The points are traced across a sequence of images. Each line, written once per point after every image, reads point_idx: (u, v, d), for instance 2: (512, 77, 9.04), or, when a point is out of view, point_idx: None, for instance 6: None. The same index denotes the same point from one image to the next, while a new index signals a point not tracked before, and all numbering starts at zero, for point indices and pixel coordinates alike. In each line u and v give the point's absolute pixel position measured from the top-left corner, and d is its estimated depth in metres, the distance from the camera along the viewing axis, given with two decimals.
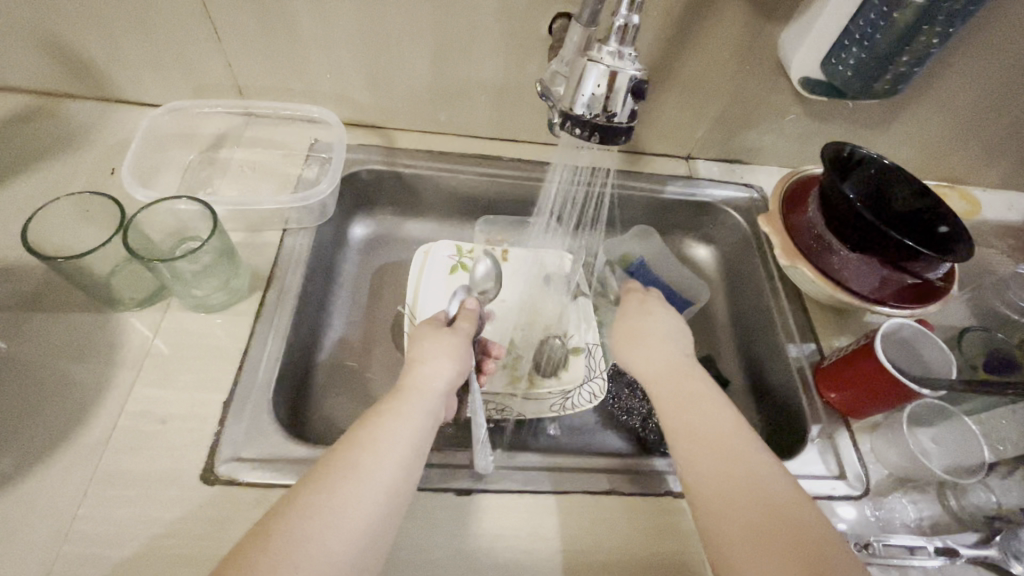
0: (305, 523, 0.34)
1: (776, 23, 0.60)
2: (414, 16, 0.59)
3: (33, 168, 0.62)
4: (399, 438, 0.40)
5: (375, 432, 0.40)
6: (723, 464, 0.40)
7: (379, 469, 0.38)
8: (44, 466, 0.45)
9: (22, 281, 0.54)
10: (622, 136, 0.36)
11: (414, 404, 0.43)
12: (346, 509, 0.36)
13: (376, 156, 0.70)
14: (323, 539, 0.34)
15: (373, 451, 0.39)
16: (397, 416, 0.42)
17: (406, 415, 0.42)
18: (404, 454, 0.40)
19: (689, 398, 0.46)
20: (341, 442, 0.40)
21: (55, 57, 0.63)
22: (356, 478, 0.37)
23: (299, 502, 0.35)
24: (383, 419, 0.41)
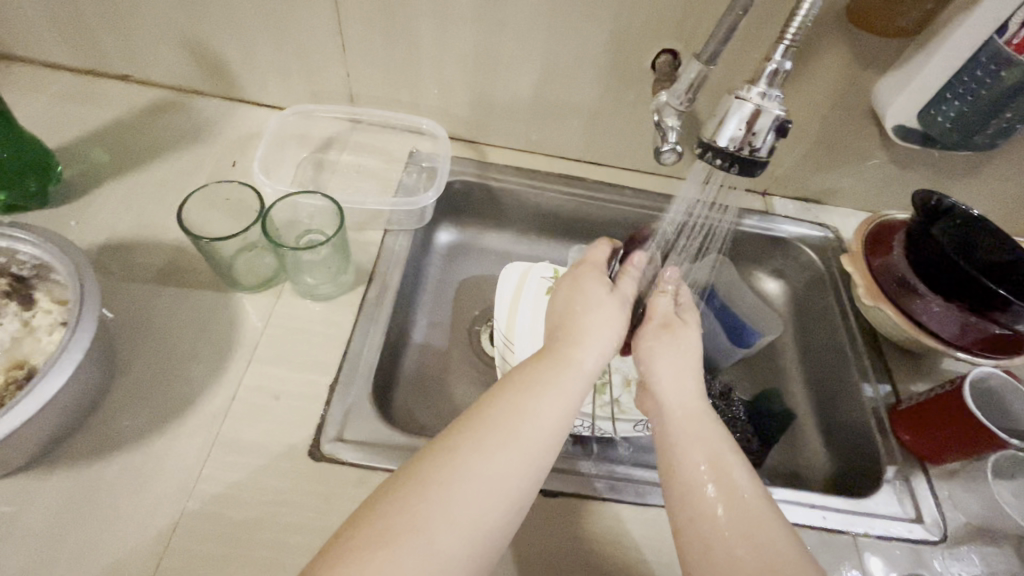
0: (456, 481, 0.38)
1: (874, 72, 0.62)
2: (526, 42, 0.64)
3: (167, 155, 0.68)
4: (552, 411, 0.43)
5: (530, 404, 0.43)
6: (734, 515, 0.41)
7: (526, 445, 0.41)
8: (173, 425, 0.49)
9: (156, 256, 0.59)
10: (758, 168, 0.38)
11: (569, 370, 0.46)
12: (490, 479, 0.39)
13: (470, 169, 0.74)
14: (469, 499, 0.38)
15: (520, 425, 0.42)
16: (551, 381, 0.45)
17: (559, 380, 0.45)
18: (548, 428, 0.42)
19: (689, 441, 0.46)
20: (500, 398, 0.43)
21: (197, 57, 0.70)
22: (506, 442, 0.40)
23: (456, 458, 0.39)
24: (529, 394, 0.44)
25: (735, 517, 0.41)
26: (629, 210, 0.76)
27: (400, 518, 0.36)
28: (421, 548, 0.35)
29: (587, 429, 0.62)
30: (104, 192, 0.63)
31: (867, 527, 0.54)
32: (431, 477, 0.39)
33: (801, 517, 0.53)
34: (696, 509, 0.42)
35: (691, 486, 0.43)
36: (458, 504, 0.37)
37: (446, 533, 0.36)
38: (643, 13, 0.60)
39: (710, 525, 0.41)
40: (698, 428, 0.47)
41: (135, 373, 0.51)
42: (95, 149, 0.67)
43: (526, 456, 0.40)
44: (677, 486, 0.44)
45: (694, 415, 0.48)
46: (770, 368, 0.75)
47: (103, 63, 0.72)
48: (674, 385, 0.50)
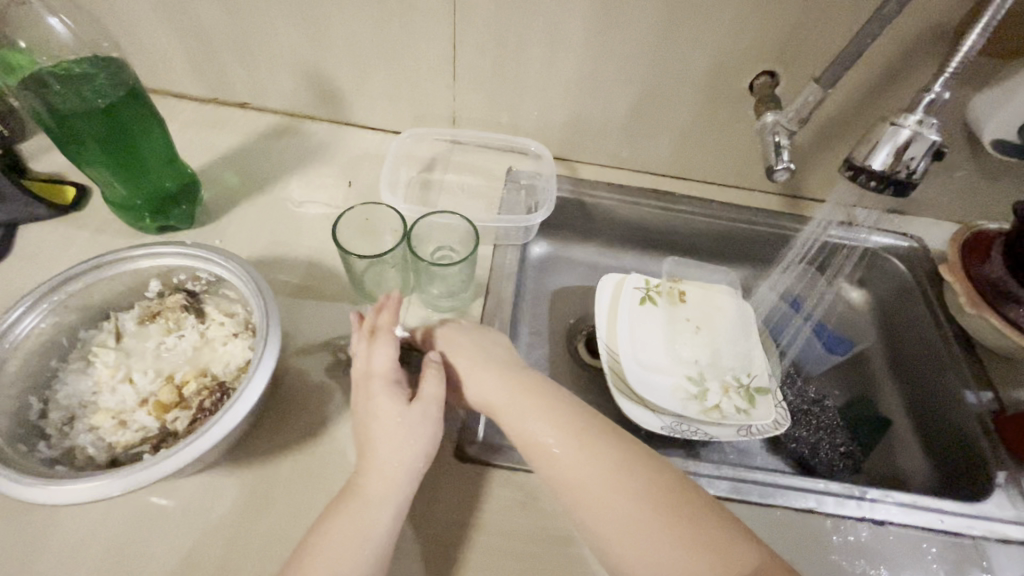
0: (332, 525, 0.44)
1: (971, 88, 0.64)
2: (630, 65, 0.68)
3: (289, 177, 0.73)
4: (380, 523, 0.44)
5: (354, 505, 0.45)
6: (607, 464, 0.47)
7: (370, 490, 0.45)
8: (331, 428, 0.53)
9: (293, 271, 0.64)
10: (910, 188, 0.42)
11: (374, 493, 0.45)
12: (346, 524, 0.44)
13: (564, 185, 0.78)
14: (349, 537, 0.43)
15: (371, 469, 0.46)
16: (379, 492, 0.45)
17: (370, 498, 0.45)
18: (359, 548, 0.43)
19: (536, 409, 0.50)
20: (335, 509, 0.45)
21: (316, 85, 0.75)
22: (319, 547, 0.43)
23: (315, 544, 0.43)
24: (372, 495, 0.45)
25: (618, 467, 0.47)
26: (717, 224, 0.79)
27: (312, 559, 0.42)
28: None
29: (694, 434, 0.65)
30: (239, 213, 0.68)
31: (984, 530, 0.55)
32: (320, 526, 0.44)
33: (920, 519, 0.55)
34: (614, 533, 0.45)
35: (541, 448, 0.49)
36: (352, 546, 0.43)
37: None
38: (746, 37, 0.63)
39: (597, 476, 0.47)
40: (524, 398, 0.51)
41: (292, 380, 0.56)
42: (226, 172, 0.72)
43: (359, 496, 0.45)
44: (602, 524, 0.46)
45: (507, 394, 0.51)
46: (859, 375, 0.76)
47: (226, 93, 0.78)
48: (492, 390, 0.52)
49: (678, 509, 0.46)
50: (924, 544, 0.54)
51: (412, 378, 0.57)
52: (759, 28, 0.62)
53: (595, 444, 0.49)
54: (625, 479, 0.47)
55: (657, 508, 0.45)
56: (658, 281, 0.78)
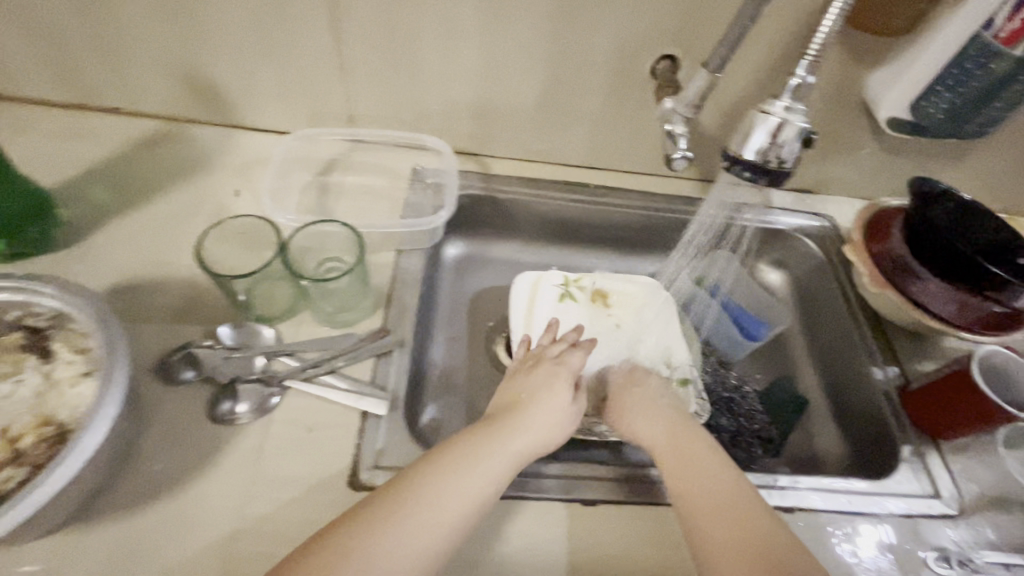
0: (402, 518, 0.42)
1: (867, 66, 0.63)
2: (529, 53, 0.64)
3: (167, 188, 0.66)
4: (454, 502, 0.44)
5: (437, 482, 0.44)
6: (717, 470, 0.51)
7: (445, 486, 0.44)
8: (209, 467, 0.48)
9: (169, 295, 0.58)
10: (784, 177, 0.38)
11: (473, 475, 0.46)
12: (414, 521, 0.42)
13: (475, 182, 0.74)
14: (399, 538, 0.41)
15: (462, 472, 0.46)
16: (459, 476, 0.45)
17: (454, 477, 0.45)
18: (434, 522, 0.42)
19: (676, 440, 0.54)
20: (402, 481, 0.44)
21: (192, 86, 0.68)
22: (387, 516, 0.41)
23: (371, 517, 0.41)
24: (455, 476, 0.45)
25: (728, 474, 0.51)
26: (632, 213, 0.77)
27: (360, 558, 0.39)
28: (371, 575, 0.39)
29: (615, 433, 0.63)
30: (108, 233, 0.61)
31: (890, 506, 0.56)
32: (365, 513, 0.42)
33: (827, 503, 0.55)
34: (693, 517, 0.48)
35: (663, 460, 0.53)
36: (423, 526, 0.42)
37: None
38: (643, 20, 0.60)
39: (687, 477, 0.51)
40: (668, 430, 0.56)
41: (163, 418, 0.50)
42: (93, 187, 0.65)
43: (442, 491, 0.44)
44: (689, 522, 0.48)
45: (660, 418, 0.57)
46: (779, 357, 0.77)
47: (92, 97, 0.70)
48: (649, 430, 0.56)
49: (737, 512, 0.47)
50: (833, 527, 0.54)
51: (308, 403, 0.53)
52: (656, 10, 0.59)
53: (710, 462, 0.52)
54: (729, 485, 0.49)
55: (715, 502, 0.48)
56: (578, 276, 0.76)
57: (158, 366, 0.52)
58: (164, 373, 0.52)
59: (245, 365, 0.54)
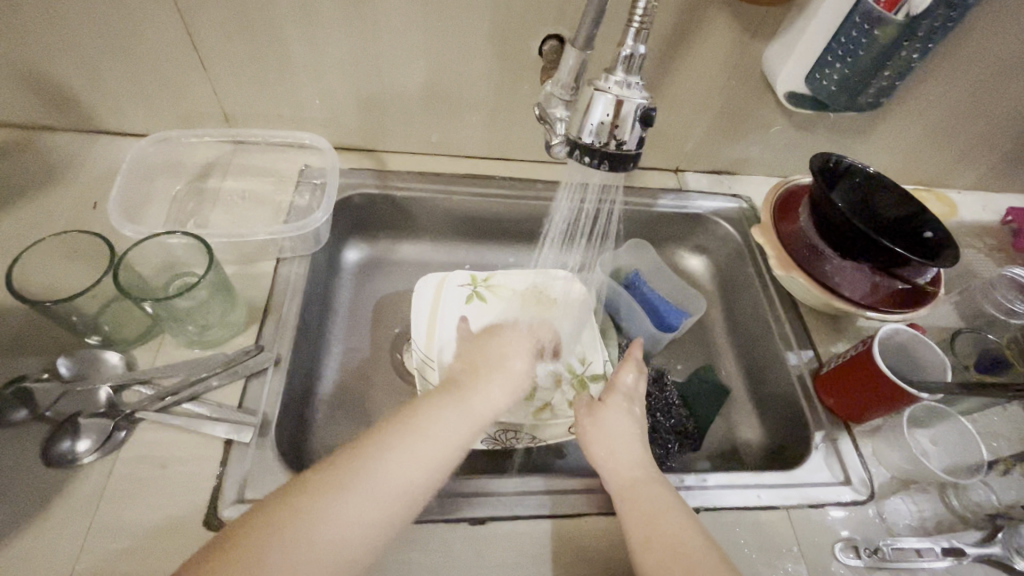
0: (381, 458, 0.42)
1: (761, 40, 0.61)
2: (405, 39, 0.59)
3: (13, 204, 0.60)
4: (391, 489, 0.41)
5: (359, 475, 0.41)
6: (676, 504, 0.46)
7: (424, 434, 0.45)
8: (38, 520, 0.43)
9: (5, 325, 0.52)
10: (631, 161, 0.36)
11: (399, 456, 0.43)
12: (407, 460, 0.43)
13: (369, 179, 0.70)
14: (313, 540, 0.37)
15: (439, 418, 0.46)
16: (393, 463, 0.42)
17: (382, 471, 0.41)
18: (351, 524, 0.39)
19: (643, 468, 0.49)
20: (325, 471, 0.41)
21: (35, 89, 0.61)
22: (306, 515, 0.38)
23: (273, 517, 0.37)
24: (391, 470, 0.42)
25: (686, 511, 0.45)
26: (540, 204, 0.73)
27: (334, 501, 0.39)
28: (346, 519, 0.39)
29: (521, 440, 0.59)
30: None
31: (799, 498, 0.54)
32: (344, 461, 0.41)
33: (733, 500, 0.53)
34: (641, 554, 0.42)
35: (626, 480, 0.48)
36: (334, 533, 0.38)
37: None
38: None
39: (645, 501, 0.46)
40: (635, 450, 0.50)
41: None
42: None
43: (422, 436, 0.44)
44: (635, 538, 0.44)
45: (630, 438, 0.52)
46: (701, 346, 0.74)
47: None
48: (619, 444, 0.51)
49: (682, 557, 0.41)
50: (740, 526, 0.51)
51: (166, 435, 0.48)
52: None
53: (665, 493, 0.47)
54: (685, 527, 0.44)
55: (663, 539, 0.43)
56: (487, 274, 0.71)
57: None
58: None
59: (90, 396, 0.48)
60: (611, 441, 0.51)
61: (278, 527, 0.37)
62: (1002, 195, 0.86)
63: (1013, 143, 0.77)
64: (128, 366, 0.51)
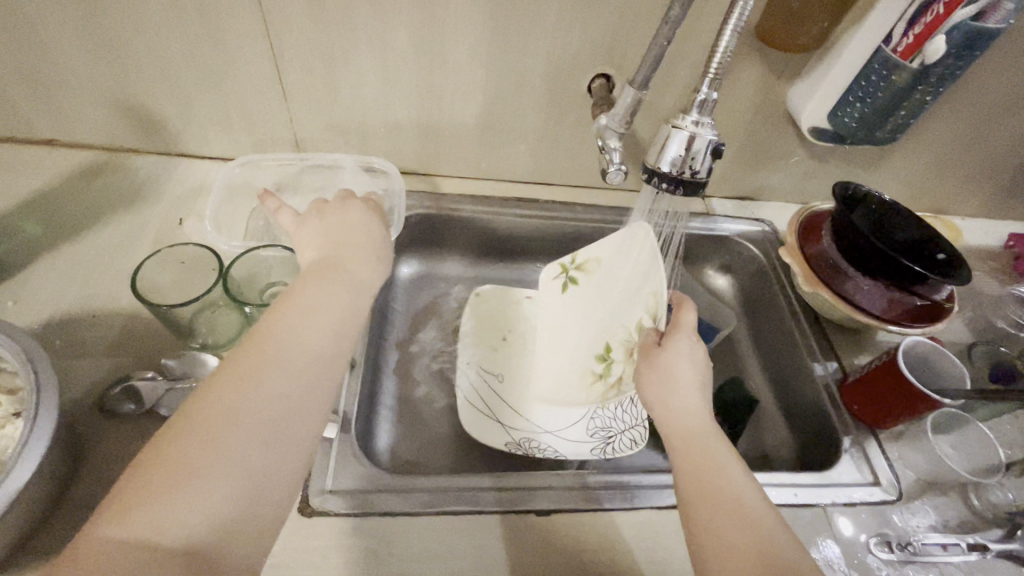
0: (271, 365, 0.38)
1: (786, 80, 0.68)
2: (466, 75, 0.66)
3: (107, 220, 0.65)
4: (285, 394, 0.37)
5: (256, 381, 0.37)
6: (724, 457, 0.46)
7: (297, 338, 0.40)
8: None
9: (108, 328, 0.56)
10: (701, 187, 0.43)
11: (279, 350, 0.39)
12: (296, 350, 0.39)
13: (424, 201, 0.75)
14: (224, 456, 0.34)
15: (291, 345, 0.39)
16: (281, 354, 0.38)
17: (272, 374, 0.37)
18: (266, 426, 0.36)
19: (689, 413, 0.49)
20: (213, 383, 0.37)
21: (129, 115, 0.67)
22: (217, 432, 0.34)
23: (185, 439, 0.33)
24: (278, 361, 0.38)
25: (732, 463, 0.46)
26: (581, 225, 0.79)
27: (193, 466, 0.33)
28: (218, 468, 0.33)
29: (543, 450, 0.62)
30: (44, 268, 0.60)
31: (834, 496, 0.58)
32: (209, 400, 0.35)
33: (773, 497, 0.57)
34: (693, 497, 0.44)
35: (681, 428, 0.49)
36: (252, 443, 0.35)
37: (195, 508, 0.32)
38: (574, 41, 0.63)
39: (696, 449, 0.47)
40: (686, 398, 0.50)
41: (101, 456, 0.48)
42: (26, 222, 0.63)
43: (299, 341, 0.40)
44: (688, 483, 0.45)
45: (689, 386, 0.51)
46: (729, 359, 0.79)
47: (23, 129, 0.68)
48: (674, 397, 0.51)
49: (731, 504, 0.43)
50: (782, 521, 0.56)
51: None
52: (586, 31, 0.62)
53: (712, 442, 0.47)
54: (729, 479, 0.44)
55: (710, 489, 0.44)
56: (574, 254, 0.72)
57: (97, 403, 0.51)
58: (104, 409, 0.50)
59: (188, 395, 0.52)
60: (663, 394, 0.51)
61: (166, 474, 0.32)
62: (1004, 222, 0.92)
63: (1011, 175, 0.84)
64: (223, 368, 0.55)
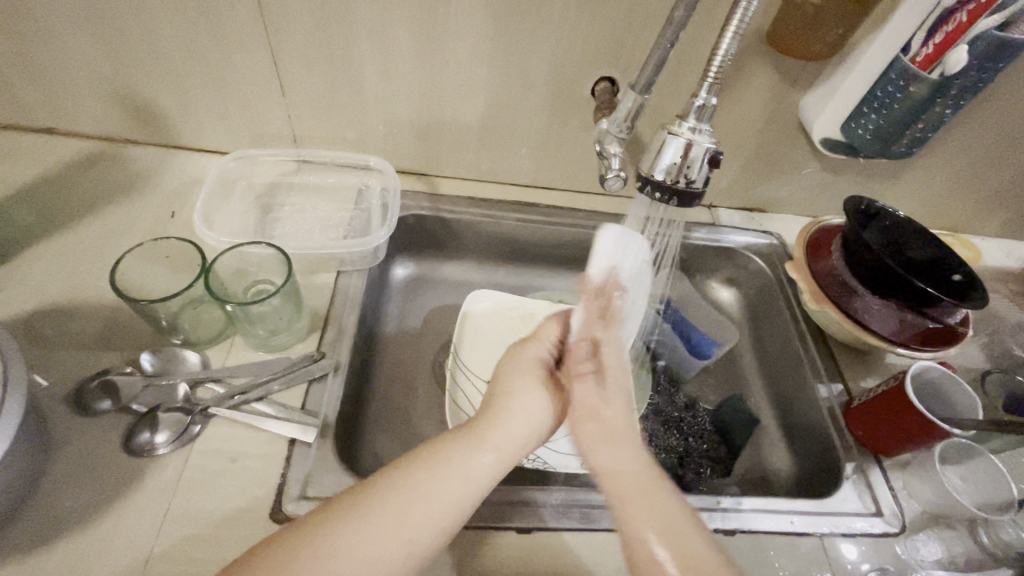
0: (429, 478, 0.41)
1: (798, 89, 0.65)
2: (469, 75, 0.65)
3: (99, 210, 0.65)
4: (434, 509, 0.40)
5: (421, 483, 0.40)
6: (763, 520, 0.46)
7: (459, 464, 0.42)
8: (119, 502, 0.46)
9: (92, 320, 0.56)
10: (698, 197, 0.41)
11: (449, 469, 0.41)
12: (451, 474, 0.41)
13: (422, 202, 0.74)
14: (365, 552, 0.37)
15: (454, 466, 0.42)
16: (443, 470, 0.41)
17: (428, 482, 0.40)
18: (407, 538, 0.38)
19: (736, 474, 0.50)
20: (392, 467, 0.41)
21: (127, 106, 0.67)
22: (370, 523, 0.38)
23: (349, 516, 0.38)
24: (435, 471, 0.41)
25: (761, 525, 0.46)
26: (581, 232, 0.77)
27: (350, 536, 0.37)
28: (365, 554, 0.37)
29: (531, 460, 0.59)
30: (33, 257, 0.59)
31: (832, 526, 0.55)
32: (375, 488, 0.40)
33: (767, 523, 0.54)
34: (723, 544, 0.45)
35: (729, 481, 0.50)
36: (389, 545, 0.38)
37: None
38: (579, 44, 0.61)
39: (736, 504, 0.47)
40: None
41: (72, 452, 0.47)
42: (19, 210, 0.63)
43: (465, 463, 0.42)
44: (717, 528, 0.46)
45: None
46: (730, 375, 0.77)
47: (24, 117, 0.68)
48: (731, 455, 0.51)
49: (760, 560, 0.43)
50: (774, 551, 0.53)
51: (237, 432, 0.51)
52: (591, 34, 0.61)
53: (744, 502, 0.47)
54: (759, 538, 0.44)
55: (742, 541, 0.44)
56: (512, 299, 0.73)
57: (73, 396, 0.50)
58: (80, 403, 0.50)
59: (167, 392, 0.51)
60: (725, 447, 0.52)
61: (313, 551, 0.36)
62: None
63: None
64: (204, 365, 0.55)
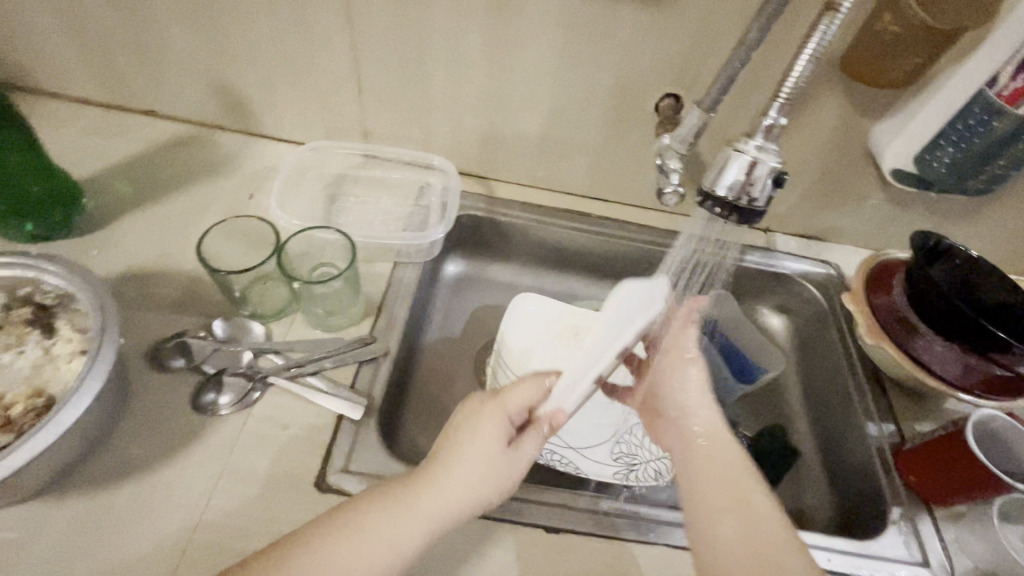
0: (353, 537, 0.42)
1: (870, 117, 0.64)
2: (535, 84, 0.67)
3: (186, 188, 0.71)
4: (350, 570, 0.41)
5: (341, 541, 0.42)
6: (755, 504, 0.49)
7: (384, 530, 0.42)
8: (183, 454, 0.50)
9: (172, 286, 0.61)
10: (758, 215, 0.42)
11: (371, 530, 0.42)
12: (373, 537, 0.42)
13: (478, 204, 0.77)
14: None
15: (375, 532, 0.42)
16: (366, 533, 0.42)
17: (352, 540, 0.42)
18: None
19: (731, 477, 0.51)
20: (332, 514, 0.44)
21: (220, 95, 0.73)
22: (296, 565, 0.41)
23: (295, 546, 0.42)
24: (358, 532, 0.42)
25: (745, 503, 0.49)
26: (632, 245, 0.77)
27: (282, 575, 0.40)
28: None
29: (565, 464, 0.60)
30: (127, 225, 0.65)
31: (872, 569, 0.53)
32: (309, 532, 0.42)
33: None
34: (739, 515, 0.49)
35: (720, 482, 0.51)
36: None
37: None
38: (646, 60, 0.63)
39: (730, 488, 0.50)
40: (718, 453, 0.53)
41: (147, 403, 0.52)
42: (119, 182, 0.70)
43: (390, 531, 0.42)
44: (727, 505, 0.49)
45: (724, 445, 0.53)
46: (774, 405, 0.75)
47: (130, 100, 0.75)
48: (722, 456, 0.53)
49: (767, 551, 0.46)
50: None
51: (291, 403, 0.54)
52: (659, 51, 0.62)
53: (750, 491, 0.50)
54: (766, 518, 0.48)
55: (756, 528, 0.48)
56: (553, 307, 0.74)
57: (152, 353, 0.55)
58: (157, 360, 0.54)
59: (232, 357, 0.55)
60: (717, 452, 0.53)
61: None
62: None
63: None
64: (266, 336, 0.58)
